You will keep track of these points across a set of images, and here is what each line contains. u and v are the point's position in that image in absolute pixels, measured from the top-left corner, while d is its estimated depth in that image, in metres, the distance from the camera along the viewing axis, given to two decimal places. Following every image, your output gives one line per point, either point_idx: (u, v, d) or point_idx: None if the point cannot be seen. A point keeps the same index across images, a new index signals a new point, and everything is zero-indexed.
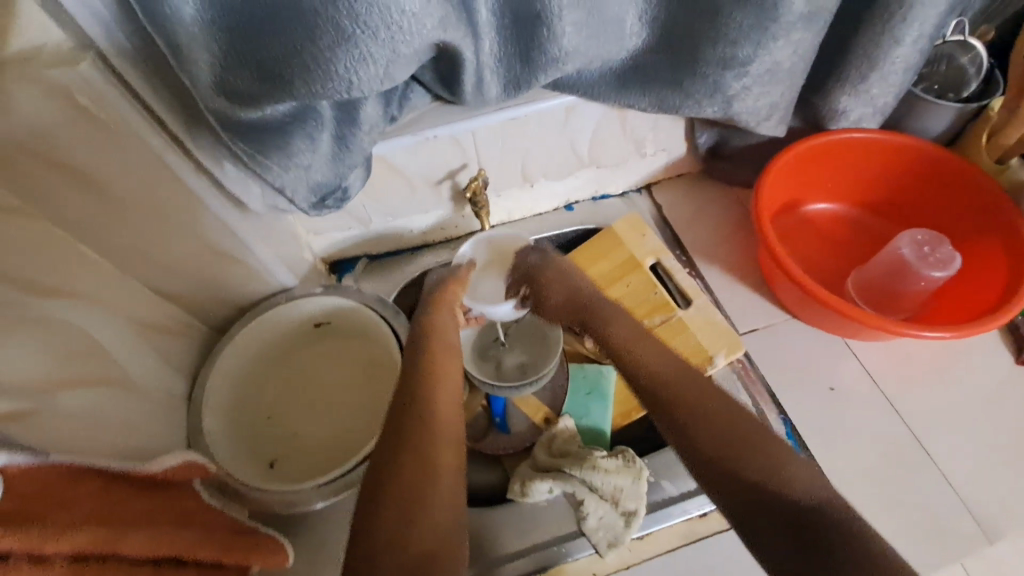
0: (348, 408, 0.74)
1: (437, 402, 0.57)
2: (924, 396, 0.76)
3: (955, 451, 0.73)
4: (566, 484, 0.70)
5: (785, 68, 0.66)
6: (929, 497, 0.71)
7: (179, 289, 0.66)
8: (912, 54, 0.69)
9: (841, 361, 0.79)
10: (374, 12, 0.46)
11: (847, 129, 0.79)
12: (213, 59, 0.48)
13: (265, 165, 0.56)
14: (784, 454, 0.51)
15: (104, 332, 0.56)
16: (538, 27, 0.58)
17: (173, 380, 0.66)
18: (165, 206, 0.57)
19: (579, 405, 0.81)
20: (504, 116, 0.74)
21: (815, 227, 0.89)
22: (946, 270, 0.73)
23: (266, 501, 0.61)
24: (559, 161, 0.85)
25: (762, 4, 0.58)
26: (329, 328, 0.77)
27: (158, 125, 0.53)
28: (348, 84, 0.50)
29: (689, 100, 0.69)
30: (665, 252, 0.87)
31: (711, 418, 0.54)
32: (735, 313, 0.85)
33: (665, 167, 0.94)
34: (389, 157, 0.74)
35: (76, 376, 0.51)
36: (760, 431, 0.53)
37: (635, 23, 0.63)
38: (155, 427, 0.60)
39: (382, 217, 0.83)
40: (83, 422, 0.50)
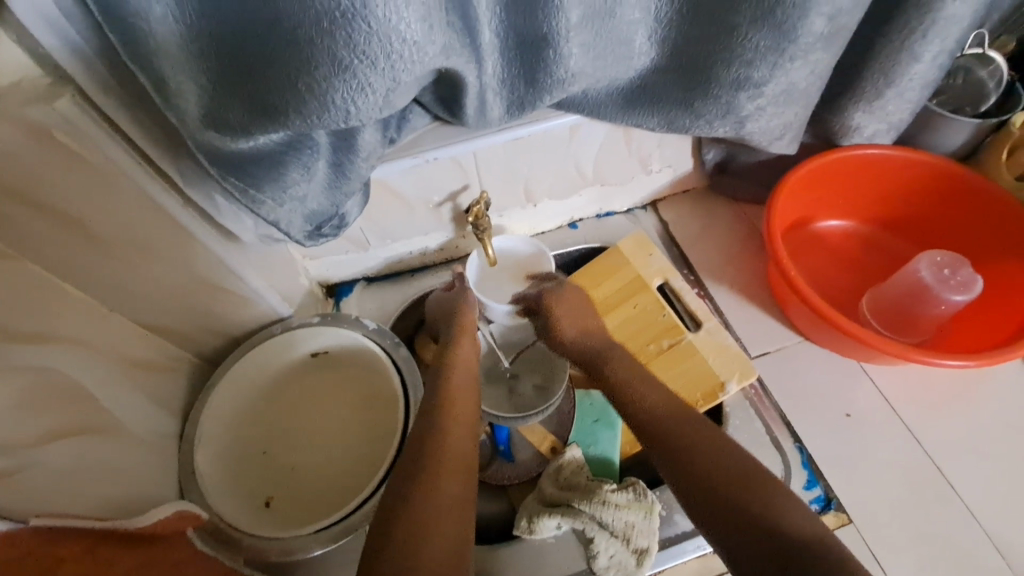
0: (348, 442, 0.72)
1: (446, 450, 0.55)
2: (943, 423, 0.74)
3: (976, 480, 0.71)
4: (575, 520, 0.67)
5: (800, 88, 0.63)
6: (951, 530, 0.68)
7: (169, 323, 0.63)
8: (931, 70, 0.67)
9: (857, 386, 0.77)
10: (373, 41, 0.43)
11: (861, 145, 0.77)
12: (201, 91, 0.45)
13: (259, 198, 0.54)
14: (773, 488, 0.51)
15: (89, 376, 0.53)
16: (544, 49, 0.55)
17: (163, 418, 0.64)
18: (152, 240, 0.54)
19: (585, 433, 0.79)
20: (507, 136, 0.71)
21: (827, 245, 0.86)
22: (967, 294, 0.71)
23: (262, 549, 0.59)
24: (563, 180, 0.83)
25: (781, 24, 0.55)
26: (327, 357, 0.74)
27: (142, 158, 0.50)
28: (346, 115, 0.47)
29: (699, 120, 0.66)
30: (673, 272, 0.85)
31: (714, 461, 0.54)
32: (746, 335, 0.82)
33: (671, 184, 0.92)
34: (388, 180, 0.71)
35: (60, 427, 0.48)
36: (761, 473, 0.52)
37: (645, 42, 0.60)
38: (144, 471, 0.58)
39: (380, 240, 0.81)
40: (67, 475, 0.47)
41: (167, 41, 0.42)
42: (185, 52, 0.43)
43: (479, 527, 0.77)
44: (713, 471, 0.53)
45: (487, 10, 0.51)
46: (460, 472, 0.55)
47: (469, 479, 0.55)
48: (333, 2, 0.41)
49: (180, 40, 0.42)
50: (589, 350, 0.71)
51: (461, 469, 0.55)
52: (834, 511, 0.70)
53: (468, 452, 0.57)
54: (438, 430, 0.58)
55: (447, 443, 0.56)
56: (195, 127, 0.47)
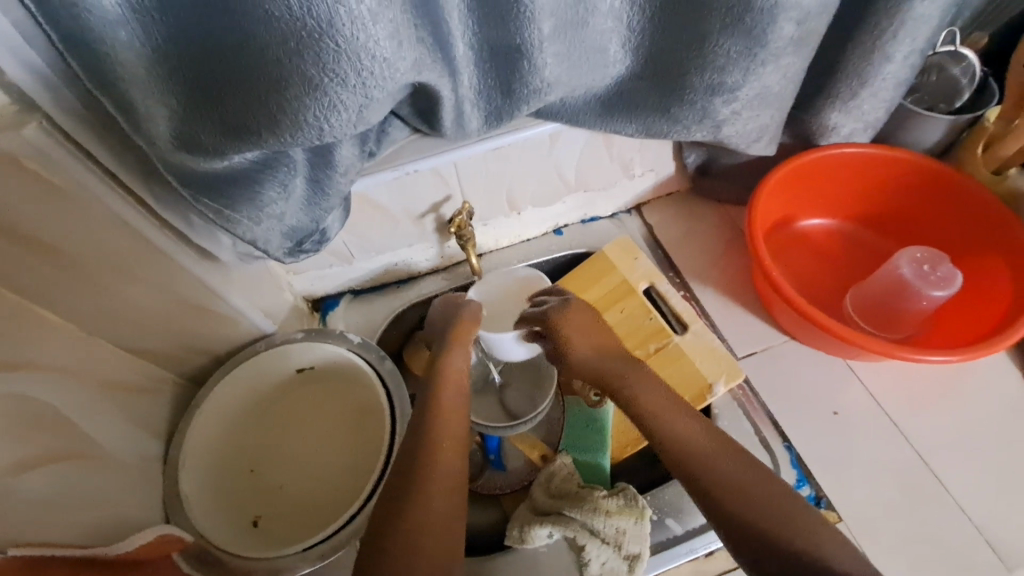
0: (336, 457, 0.72)
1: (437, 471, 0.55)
2: (929, 418, 0.74)
3: (964, 474, 0.71)
4: (567, 528, 0.67)
5: (774, 92, 0.64)
6: (941, 525, 0.69)
7: (149, 345, 0.63)
8: (903, 70, 0.68)
9: (844, 384, 0.77)
10: (342, 60, 0.43)
11: (838, 145, 0.77)
12: (172, 114, 0.45)
13: (234, 218, 0.54)
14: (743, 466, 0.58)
15: (67, 402, 0.53)
16: (519, 60, 0.55)
17: (146, 441, 0.63)
18: (127, 263, 0.54)
19: (576, 440, 0.78)
20: (487, 146, 0.71)
21: (809, 243, 0.87)
22: (946, 289, 0.71)
23: (249, 568, 0.58)
24: (545, 187, 0.83)
25: (751, 30, 0.56)
26: (312, 372, 0.74)
27: (114, 181, 0.50)
28: (319, 132, 0.47)
29: (677, 126, 0.67)
30: (658, 276, 0.85)
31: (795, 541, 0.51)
32: (733, 336, 0.82)
33: (654, 188, 0.92)
34: (368, 193, 0.71)
35: (39, 454, 0.48)
36: (739, 458, 0.58)
37: (619, 50, 0.60)
38: (126, 496, 0.57)
39: (364, 253, 0.80)
40: (47, 504, 0.47)
41: (135, 66, 0.42)
42: (152, 75, 0.43)
43: (472, 538, 0.76)
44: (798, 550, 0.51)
45: (459, 23, 0.51)
46: (449, 489, 0.55)
47: (459, 494, 0.55)
48: (299, 22, 0.41)
49: (147, 63, 0.42)
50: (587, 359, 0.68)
51: (450, 484, 0.55)
52: (823, 510, 0.70)
53: (457, 469, 0.57)
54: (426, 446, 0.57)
55: (436, 459, 0.56)
56: (167, 150, 0.47)
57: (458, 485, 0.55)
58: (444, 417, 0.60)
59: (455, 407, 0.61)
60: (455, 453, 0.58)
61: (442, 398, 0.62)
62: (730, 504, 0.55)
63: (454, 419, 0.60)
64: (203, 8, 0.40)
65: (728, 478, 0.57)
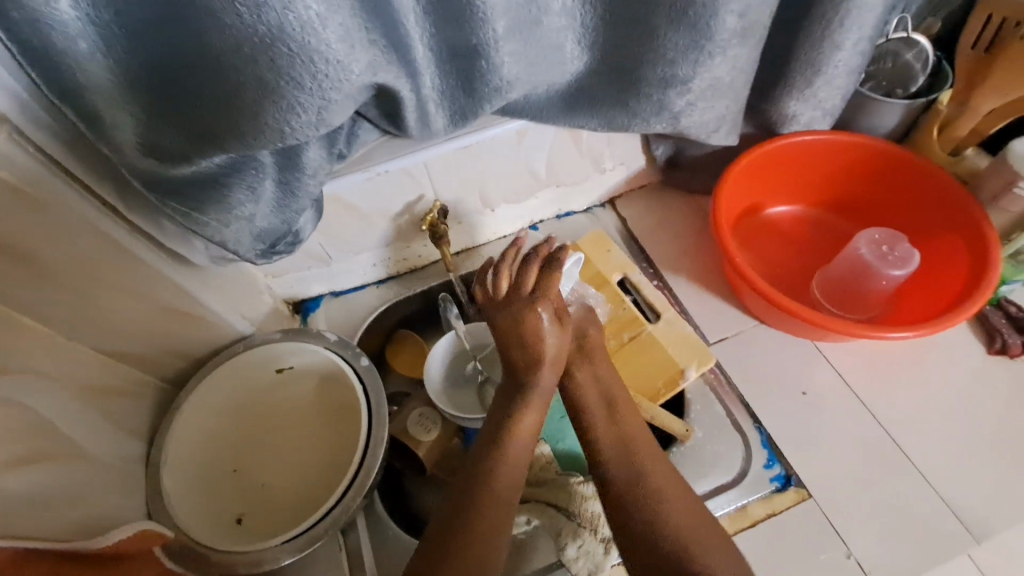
0: (317, 454, 0.73)
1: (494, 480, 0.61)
2: (895, 395, 0.76)
3: (930, 448, 0.73)
4: (542, 515, 0.69)
5: (726, 82, 0.66)
6: (909, 498, 0.71)
7: (129, 349, 0.64)
8: (853, 57, 0.70)
9: (812, 365, 0.79)
10: (297, 63, 0.45)
11: (798, 132, 0.80)
12: (137, 122, 0.48)
13: (204, 221, 0.56)
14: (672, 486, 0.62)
15: (49, 406, 0.54)
16: (475, 59, 0.57)
17: (128, 443, 0.65)
18: (102, 268, 0.56)
19: (554, 429, 0.80)
20: (455, 145, 0.73)
21: (777, 230, 0.89)
22: (904, 268, 0.74)
23: (230, 563, 0.60)
24: (517, 184, 0.85)
25: (695, 24, 0.58)
26: (293, 372, 0.75)
27: (84, 188, 0.52)
28: (282, 133, 0.50)
29: (637, 119, 0.69)
30: (632, 266, 0.87)
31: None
32: (705, 323, 0.84)
33: (626, 181, 0.94)
34: (341, 195, 0.73)
35: (22, 454, 0.49)
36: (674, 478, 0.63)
37: (574, 47, 0.62)
38: (108, 496, 0.59)
39: (341, 254, 0.82)
40: (30, 503, 0.48)
41: (99, 79, 0.44)
42: (115, 84, 0.45)
43: None
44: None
45: (415, 26, 0.53)
46: (498, 511, 0.60)
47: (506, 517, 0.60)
48: (250, 29, 0.43)
49: (110, 73, 0.44)
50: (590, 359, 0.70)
51: (496, 510, 0.60)
52: (793, 487, 0.72)
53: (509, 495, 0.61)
54: (486, 471, 0.61)
55: None
56: (135, 157, 0.50)
57: (505, 511, 0.60)
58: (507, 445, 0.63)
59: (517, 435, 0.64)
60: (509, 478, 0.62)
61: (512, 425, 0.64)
62: (670, 544, 0.58)
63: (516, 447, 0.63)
64: (159, 19, 0.42)
65: (675, 527, 0.59)
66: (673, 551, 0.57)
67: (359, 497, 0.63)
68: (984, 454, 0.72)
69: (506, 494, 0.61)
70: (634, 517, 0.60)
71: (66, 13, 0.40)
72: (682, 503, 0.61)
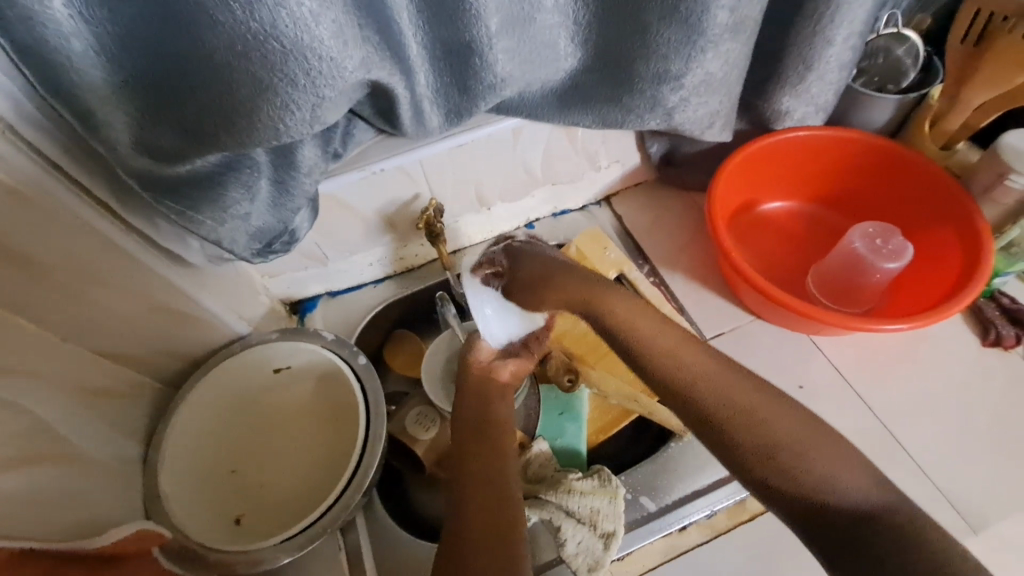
0: (315, 453, 0.73)
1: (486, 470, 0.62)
2: (891, 388, 0.77)
3: (927, 441, 0.73)
4: (542, 510, 0.68)
5: (719, 78, 0.66)
6: (906, 490, 0.71)
7: (127, 349, 0.64)
8: (844, 53, 0.70)
9: (808, 359, 0.80)
10: (290, 61, 0.46)
11: (792, 128, 0.80)
12: (131, 121, 0.48)
13: (198, 220, 0.56)
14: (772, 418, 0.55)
15: (47, 408, 0.54)
16: (469, 57, 0.58)
17: (125, 444, 0.64)
18: (98, 268, 0.56)
19: (552, 426, 0.79)
20: (450, 143, 0.74)
21: (771, 226, 0.89)
22: (898, 261, 0.74)
23: (229, 563, 0.60)
24: (513, 182, 0.85)
25: (687, 20, 0.59)
26: (290, 372, 0.75)
27: (80, 188, 0.52)
28: (276, 131, 0.50)
29: (631, 115, 0.69)
30: (628, 263, 0.87)
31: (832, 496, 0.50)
32: (701, 319, 0.84)
33: (621, 179, 0.94)
34: (337, 194, 0.73)
35: (19, 455, 0.49)
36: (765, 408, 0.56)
37: (567, 44, 0.63)
38: (104, 498, 0.58)
39: (338, 254, 0.82)
40: (27, 504, 0.48)
41: (94, 77, 0.44)
42: (109, 83, 0.45)
43: None
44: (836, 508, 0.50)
45: (408, 24, 0.54)
46: (493, 502, 0.60)
47: (502, 507, 0.59)
48: (243, 26, 0.43)
49: (103, 71, 0.44)
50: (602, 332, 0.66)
51: (488, 502, 0.60)
52: None
53: (501, 483, 0.62)
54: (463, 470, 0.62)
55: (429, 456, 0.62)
56: (129, 156, 0.50)
57: (497, 501, 0.60)
58: (478, 440, 0.65)
59: (487, 431, 0.65)
60: (486, 470, 0.62)
61: (471, 426, 0.66)
62: (798, 474, 0.52)
63: (486, 442, 0.64)
64: (152, 18, 0.42)
65: (769, 437, 0.54)
66: (800, 480, 0.52)
67: (357, 495, 0.63)
68: (980, 445, 0.73)
69: (495, 484, 0.61)
70: (728, 444, 0.56)
71: (59, 11, 0.40)
72: (770, 419, 0.55)
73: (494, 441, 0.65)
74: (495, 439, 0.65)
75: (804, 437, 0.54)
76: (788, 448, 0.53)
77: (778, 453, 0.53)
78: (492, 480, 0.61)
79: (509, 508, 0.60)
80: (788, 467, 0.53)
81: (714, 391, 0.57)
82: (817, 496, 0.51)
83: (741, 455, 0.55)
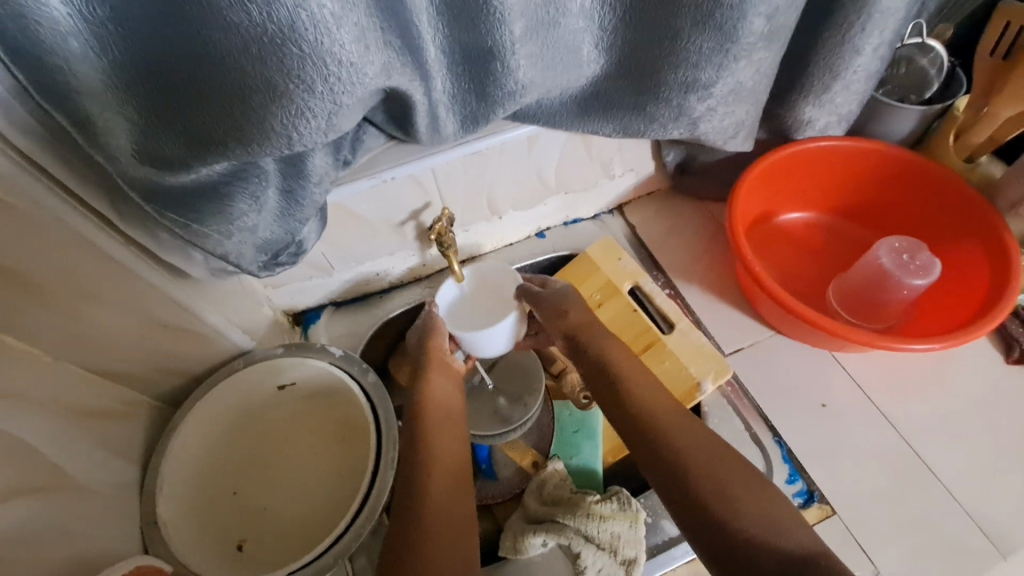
0: (322, 473, 0.70)
1: (450, 472, 0.60)
2: (916, 406, 0.75)
3: (953, 461, 0.71)
4: (561, 535, 0.65)
5: (747, 87, 0.64)
6: (933, 513, 0.69)
7: (122, 366, 0.60)
8: (873, 62, 0.68)
9: (830, 375, 0.77)
10: (307, 66, 0.43)
11: (813, 138, 0.78)
12: (132, 127, 0.44)
13: (203, 232, 0.52)
14: (722, 454, 0.58)
15: (37, 436, 0.50)
16: (490, 62, 0.55)
17: (121, 467, 0.61)
18: (92, 283, 0.52)
19: (567, 444, 0.77)
20: (464, 150, 0.70)
21: (790, 237, 0.87)
22: (926, 277, 0.72)
23: None
24: (525, 190, 0.82)
25: (721, 26, 0.56)
26: (295, 389, 0.72)
27: (76, 200, 0.49)
28: (289, 140, 0.47)
29: (654, 124, 0.66)
30: (643, 274, 0.84)
31: (770, 546, 0.50)
32: (719, 333, 0.82)
33: (635, 187, 0.92)
34: (346, 204, 0.69)
35: (4, 489, 0.45)
36: (715, 448, 0.58)
37: (591, 50, 0.60)
38: (97, 528, 0.55)
39: (345, 263, 0.79)
40: (14, 542, 0.44)
41: (92, 80, 0.41)
42: (110, 87, 0.42)
43: None
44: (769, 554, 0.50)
45: (428, 27, 0.51)
46: (458, 522, 0.56)
47: (464, 518, 0.57)
48: (259, 28, 0.40)
49: (103, 74, 0.41)
50: (613, 349, 0.66)
51: (447, 517, 0.57)
52: (817, 504, 0.70)
53: (462, 502, 0.58)
54: (421, 478, 0.59)
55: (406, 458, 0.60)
56: (130, 165, 0.46)
57: (457, 520, 0.57)
58: (435, 449, 0.61)
59: (450, 443, 0.63)
60: (451, 487, 0.59)
61: (433, 436, 0.62)
62: (738, 520, 0.52)
63: (445, 454, 0.61)
64: (159, 17, 0.39)
65: (709, 465, 0.56)
66: (730, 517, 0.53)
67: (369, 523, 0.60)
68: (1008, 466, 0.70)
69: (455, 499, 0.58)
70: (668, 470, 0.57)
71: (57, 9, 0.36)
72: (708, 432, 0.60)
73: (451, 454, 0.61)
74: (455, 451, 0.62)
75: (735, 477, 0.56)
76: (723, 487, 0.55)
77: (732, 498, 0.54)
78: (456, 497, 0.58)
79: (466, 526, 0.57)
80: (744, 526, 0.52)
81: (672, 411, 0.62)
82: (751, 534, 0.51)
83: (692, 488, 0.55)
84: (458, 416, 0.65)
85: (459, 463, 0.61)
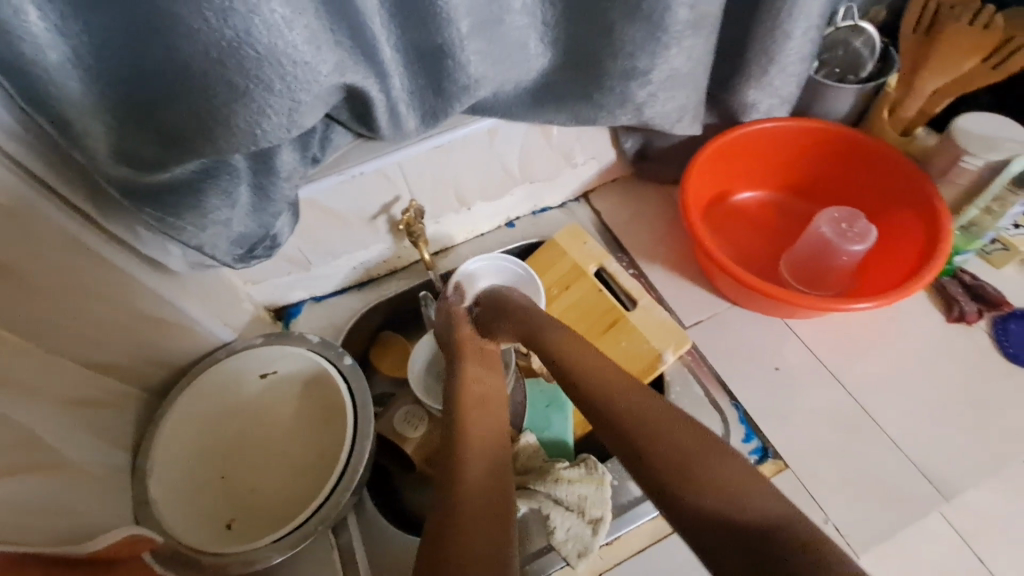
0: (306, 455, 0.75)
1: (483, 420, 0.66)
2: (862, 366, 0.80)
3: (899, 414, 0.76)
4: (531, 500, 0.70)
5: (684, 72, 0.69)
6: (879, 462, 0.73)
7: (111, 358, 0.64)
8: (804, 45, 0.73)
9: (783, 342, 0.82)
10: (265, 67, 0.47)
11: (758, 120, 0.83)
12: (109, 130, 0.49)
13: (179, 227, 0.56)
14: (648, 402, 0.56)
15: (37, 421, 0.54)
16: (441, 59, 0.59)
17: (112, 453, 0.64)
18: (80, 279, 0.56)
19: (539, 418, 0.81)
20: (427, 145, 0.75)
21: (744, 216, 0.92)
22: (864, 243, 0.77)
23: (223, 563, 0.61)
24: (490, 182, 0.86)
25: (649, 17, 0.61)
26: (277, 377, 0.76)
27: (60, 200, 0.53)
28: (254, 137, 0.51)
29: (602, 112, 0.71)
30: (607, 257, 0.89)
31: (698, 492, 0.46)
32: (679, 307, 0.87)
33: (598, 175, 0.97)
34: (319, 201, 0.74)
35: (11, 465, 0.49)
36: (645, 400, 0.57)
37: (537, 45, 0.65)
38: (94, 508, 0.58)
39: (321, 258, 0.83)
40: (18, 513, 0.48)
41: (70, 87, 0.45)
42: (87, 94, 0.46)
43: None
44: (699, 500, 0.46)
45: (381, 29, 0.55)
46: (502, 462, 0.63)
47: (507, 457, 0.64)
48: (218, 34, 0.44)
49: (80, 82, 0.45)
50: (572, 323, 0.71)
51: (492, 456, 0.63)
52: (771, 460, 0.74)
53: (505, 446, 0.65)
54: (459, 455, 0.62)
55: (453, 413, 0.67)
56: (108, 164, 0.50)
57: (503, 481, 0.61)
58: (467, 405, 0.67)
59: (484, 407, 0.68)
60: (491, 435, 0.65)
61: (466, 423, 0.65)
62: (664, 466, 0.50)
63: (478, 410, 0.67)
64: (127, 28, 0.43)
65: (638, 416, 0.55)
66: (660, 463, 0.50)
67: (349, 492, 0.64)
68: (948, 416, 0.75)
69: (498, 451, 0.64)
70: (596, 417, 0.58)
71: (35, 24, 0.40)
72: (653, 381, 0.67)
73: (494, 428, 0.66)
74: (496, 420, 0.68)
75: (655, 422, 0.54)
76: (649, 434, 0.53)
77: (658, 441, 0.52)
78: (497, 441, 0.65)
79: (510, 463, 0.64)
80: (670, 463, 0.49)
81: None
82: (678, 481, 0.48)
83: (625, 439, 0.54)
84: (495, 408, 0.69)
85: (497, 453, 0.64)
